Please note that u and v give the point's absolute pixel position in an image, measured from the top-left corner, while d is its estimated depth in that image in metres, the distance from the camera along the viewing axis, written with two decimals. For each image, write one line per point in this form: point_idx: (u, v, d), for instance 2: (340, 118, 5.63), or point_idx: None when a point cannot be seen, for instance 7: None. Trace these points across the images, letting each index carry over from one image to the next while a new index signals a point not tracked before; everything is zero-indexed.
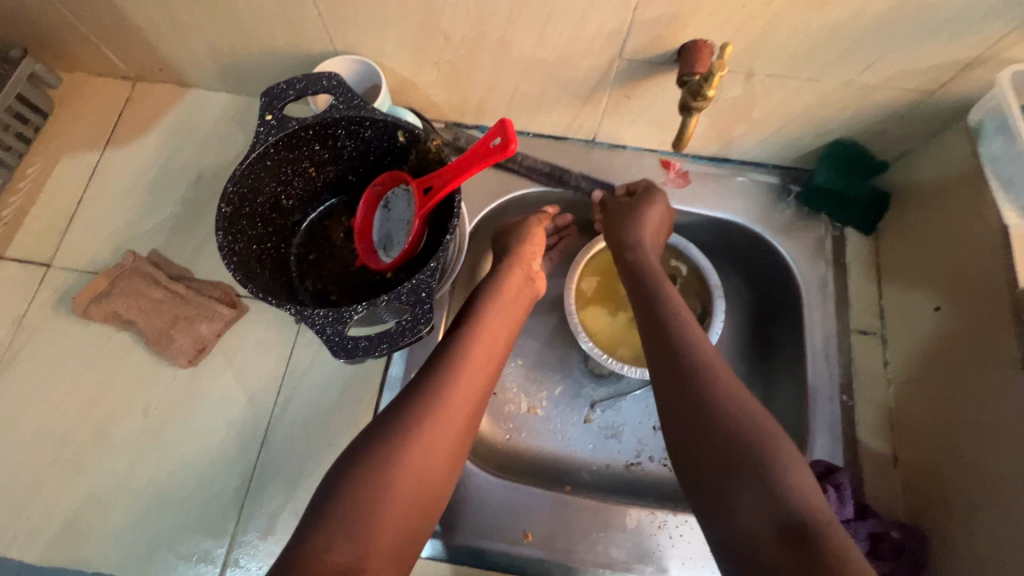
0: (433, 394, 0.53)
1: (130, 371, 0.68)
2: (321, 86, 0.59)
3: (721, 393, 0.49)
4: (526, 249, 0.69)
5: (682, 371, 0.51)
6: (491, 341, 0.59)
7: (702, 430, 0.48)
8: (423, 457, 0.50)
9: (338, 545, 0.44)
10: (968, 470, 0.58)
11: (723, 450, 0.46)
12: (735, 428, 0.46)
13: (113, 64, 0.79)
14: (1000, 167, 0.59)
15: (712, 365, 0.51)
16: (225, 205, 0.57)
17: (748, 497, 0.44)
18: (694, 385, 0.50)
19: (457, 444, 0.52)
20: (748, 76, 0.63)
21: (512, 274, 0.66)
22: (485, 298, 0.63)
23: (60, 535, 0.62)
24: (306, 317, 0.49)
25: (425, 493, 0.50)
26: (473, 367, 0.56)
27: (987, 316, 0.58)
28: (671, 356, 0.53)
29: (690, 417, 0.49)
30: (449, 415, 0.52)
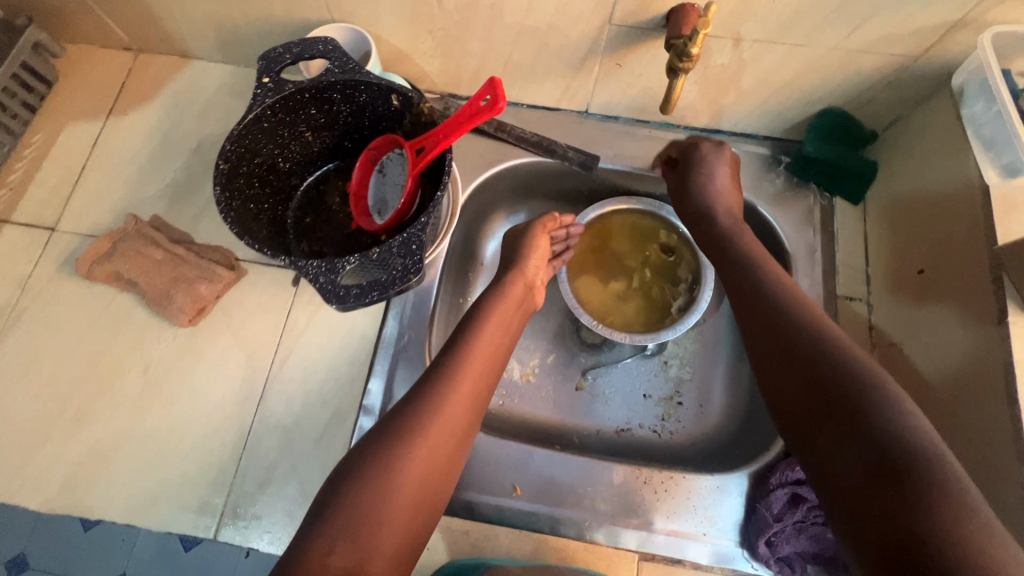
0: (430, 404, 0.55)
1: (132, 330, 0.70)
2: (317, 50, 0.61)
3: (830, 349, 0.50)
4: (529, 258, 0.71)
5: (785, 330, 0.53)
6: (489, 349, 0.62)
7: (808, 379, 0.49)
8: (425, 467, 0.52)
9: (340, 550, 0.46)
10: (949, 425, 0.59)
11: (830, 397, 0.47)
12: (846, 377, 0.47)
13: (115, 35, 0.81)
14: (980, 129, 0.61)
15: (821, 325, 0.53)
16: (223, 162, 0.58)
17: (841, 442, 0.45)
18: (800, 340, 0.52)
19: (452, 453, 0.55)
20: (736, 41, 0.64)
21: (516, 284, 0.68)
22: (483, 308, 0.65)
23: (63, 484, 0.64)
24: (299, 267, 0.51)
25: (424, 501, 0.52)
26: (468, 379, 0.58)
27: (969, 274, 0.59)
28: (772, 317, 0.55)
29: (796, 371, 0.51)
30: (446, 424, 0.55)
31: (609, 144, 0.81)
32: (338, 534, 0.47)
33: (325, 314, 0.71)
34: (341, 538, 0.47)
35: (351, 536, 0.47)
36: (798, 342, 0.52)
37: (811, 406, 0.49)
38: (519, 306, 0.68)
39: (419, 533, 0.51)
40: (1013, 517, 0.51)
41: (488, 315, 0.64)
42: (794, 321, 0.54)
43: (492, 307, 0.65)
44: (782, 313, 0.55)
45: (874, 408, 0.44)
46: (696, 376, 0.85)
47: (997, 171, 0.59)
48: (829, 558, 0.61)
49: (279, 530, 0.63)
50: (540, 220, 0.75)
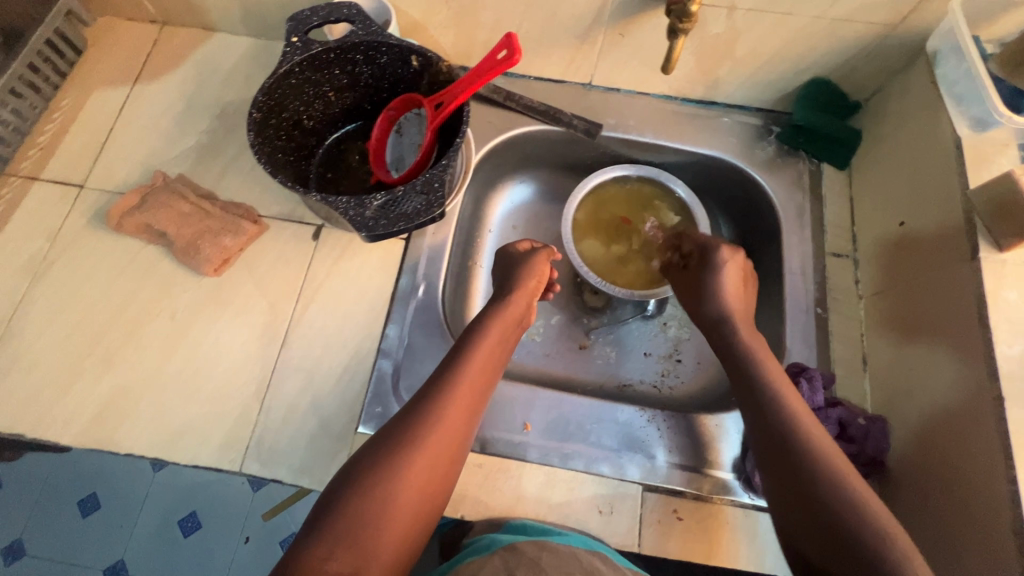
0: (431, 410, 0.59)
1: (159, 279, 0.73)
2: (342, 14, 0.66)
3: (818, 461, 0.55)
4: (529, 278, 0.74)
5: (771, 423, 0.59)
6: (487, 356, 0.65)
7: (800, 490, 0.55)
8: (423, 476, 0.55)
9: (337, 555, 0.50)
10: (926, 359, 0.64)
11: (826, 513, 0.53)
12: (834, 494, 0.53)
13: (143, 7, 0.85)
14: (953, 87, 0.66)
15: (806, 428, 0.58)
16: (256, 112, 0.62)
17: (828, 521, 0.52)
18: (783, 436, 0.58)
19: (452, 457, 0.58)
20: (730, 10, 0.69)
21: (517, 302, 0.72)
22: (485, 322, 0.69)
23: (93, 422, 0.67)
24: (331, 202, 0.56)
25: (424, 510, 0.55)
26: (463, 391, 0.61)
27: (945, 222, 0.64)
28: (761, 423, 0.60)
29: (790, 484, 0.56)
30: (444, 437, 0.58)
31: (611, 113, 0.86)
32: (332, 539, 0.50)
33: (344, 265, 0.75)
34: (338, 544, 0.50)
35: (348, 540, 0.51)
36: (785, 449, 0.57)
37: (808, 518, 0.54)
38: (516, 323, 0.72)
39: (416, 542, 0.55)
40: (981, 431, 0.55)
41: (486, 331, 0.68)
42: (782, 426, 0.59)
43: (489, 323, 0.69)
44: (771, 417, 0.60)
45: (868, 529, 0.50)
46: (694, 336, 0.89)
47: (969, 125, 0.64)
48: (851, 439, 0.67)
49: (299, 462, 0.66)
50: (547, 248, 0.78)
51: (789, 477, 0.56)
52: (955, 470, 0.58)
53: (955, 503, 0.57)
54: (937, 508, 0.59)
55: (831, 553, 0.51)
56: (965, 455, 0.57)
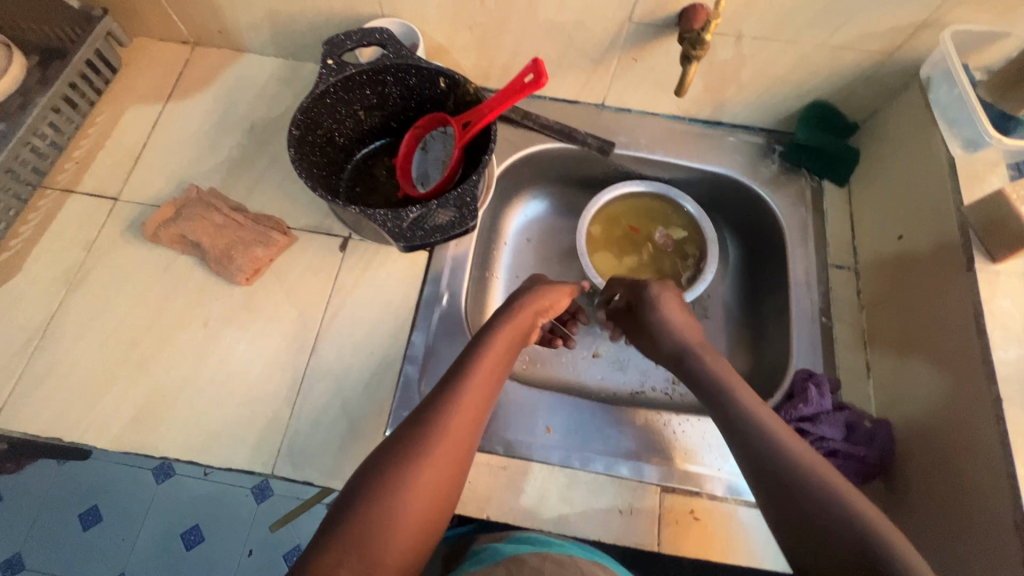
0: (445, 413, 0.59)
1: (193, 288, 0.76)
2: (375, 38, 0.70)
3: (795, 456, 0.56)
4: (543, 297, 0.76)
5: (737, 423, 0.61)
6: (492, 363, 0.66)
7: (779, 481, 0.55)
8: (434, 481, 0.55)
9: (349, 561, 0.48)
10: (926, 363, 0.68)
11: (807, 504, 0.52)
12: (814, 485, 0.53)
13: (177, 29, 0.89)
14: (944, 109, 0.71)
15: (768, 423, 0.59)
16: (295, 129, 0.66)
17: (808, 509, 0.52)
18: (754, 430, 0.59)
19: (458, 462, 0.58)
20: (737, 38, 0.74)
21: (522, 314, 0.73)
22: (492, 333, 0.69)
23: (128, 426, 0.69)
24: (370, 215, 0.59)
25: (430, 516, 0.54)
26: (471, 395, 0.62)
27: (940, 233, 0.68)
28: (730, 423, 0.61)
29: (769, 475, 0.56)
30: (453, 439, 0.58)
31: (623, 133, 0.90)
32: (346, 545, 0.49)
33: (371, 275, 0.78)
34: (348, 552, 0.49)
35: (359, 549, 0.49)
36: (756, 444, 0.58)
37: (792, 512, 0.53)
38: (521, 335, 0.72)
39: (423, 546, 0.54)
40: (982, 430, 0.59)
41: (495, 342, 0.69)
42: (750, 425, 0.60)
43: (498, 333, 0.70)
44: (738, 417, 0.61)
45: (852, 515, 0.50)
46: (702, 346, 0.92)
47: (961, 146, 0.69)
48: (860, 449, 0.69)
49: (327, 464, 0.68)
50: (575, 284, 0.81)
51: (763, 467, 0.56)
52: (958, 468, 0.61)
53: (960, 500, 0.60)
54: (941, 505, 0.62)
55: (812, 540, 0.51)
56: (966, 453, 0.60)
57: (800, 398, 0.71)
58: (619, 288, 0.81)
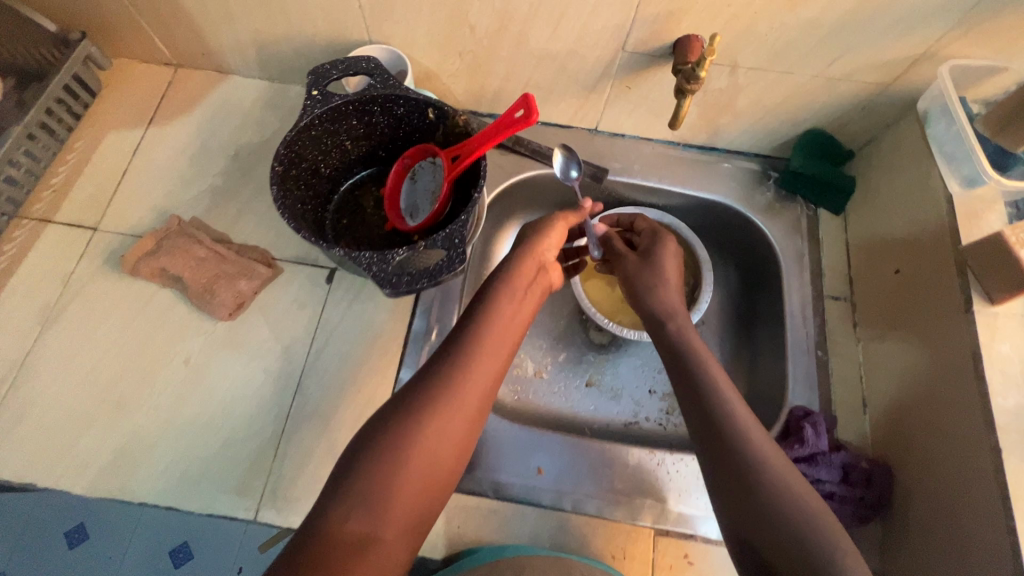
0: (466, 357, 0.57)
1: (174, 323, 0.74)
2: (361, 68, 0.68)
3: (765, 462, 0.53)
4: (547, 241, 0.70)
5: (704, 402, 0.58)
6: (511, 315, 0.61)
7: (736, 470, 0.53)
8: (448, 427, 0.53)
9: (357, 517, 0.47)
10: (925, 403, 0.66)
11: (769, 514, 0.51)
12: (772, 484, 0.52)
13: (159, 51, 0.87)
14: (943, 145, 0.69)
15: (739, 416, 0.56)
16: (277, 165, 0.64)
17: (760, 504, 0.51)
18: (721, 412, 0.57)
19: (472, 421, 0.55)
20: (732, 68, 0.73)
21: (528, 262, 0.67)
22: (502, 283, 0.64)
23: (105, 471, 0.66)
24: (353, 258, 0.58)
25: (436, 478, 0.52)
26: (490, 347, 0.58)
27: (938, 269, 0.67)
28: (695, 405, 0.58)
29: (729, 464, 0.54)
30: (469, 393, 0.55)
31: (617, 158, 0.88)
32: (357, 501, 0.48)
33: (358, 309, 0.76)
34: (357, 509, 0.47)
35: (368, 505, 0.48)
36: (720, 426, 0.56)
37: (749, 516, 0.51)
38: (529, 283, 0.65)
39: (428, 510, 0.51)
40: (981, 480, 0.58)
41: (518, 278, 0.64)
42: (724, 417, 0.56)
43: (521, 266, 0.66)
44: (711, 400, 0.58)
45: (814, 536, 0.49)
46: None
47: (960, 182, 0.67)
48: (858, 497, 0.67)
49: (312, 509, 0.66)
50: (564, 214, 0.73)
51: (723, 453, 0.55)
52: (957, 517, 0.60)
53: (959, 550, 0.59)
54: (939, 555, 0.61)
55: (757, 534, 0.51)
56: (966, 503, 0.59)
57: (795, 438, 0.70)
58: (643, 224, 0.81)
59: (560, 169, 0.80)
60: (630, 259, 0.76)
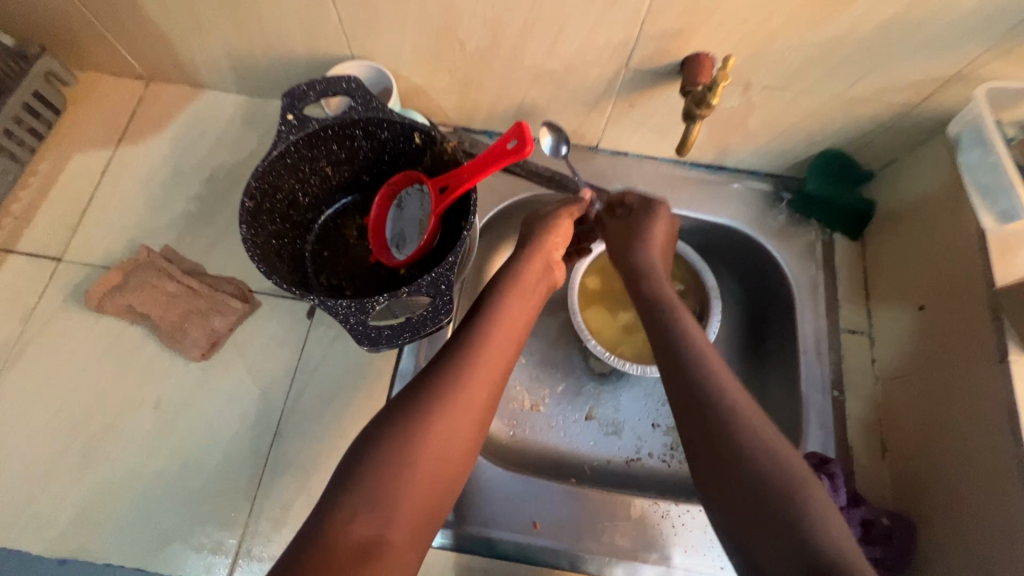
0: (472, 349, 0.54)
1: (143, 364, 0.69)
2: (340, 88, 0.61)
3: (748, 434, 0.49)
4: (553, 237, 0.66)
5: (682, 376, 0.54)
6: (519, 309, 0.59)
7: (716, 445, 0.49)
8: (458, 417, 0.50)
9: (362, 520, 0.44)
10: (952, 456, 0.62)
11: (748, 485, 0.47)
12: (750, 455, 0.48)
13: (127, 64, 0.81)
14: (977, 175, 0.63)
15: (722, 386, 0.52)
16: (248, 200, 0.59)
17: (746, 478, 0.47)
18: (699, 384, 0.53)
19: (480, 418, 0.52)
20: (746, 87, 0.67)
21: (534, 260, 0.64)
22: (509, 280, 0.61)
23: (69, 528, 0.62)
24: (329, 307, 0.53)
25: (446, 473, 0.49)
26: (498, 340, 0.56)
27: (969, 310, 0.62)
28: (680, 380, 0.54)
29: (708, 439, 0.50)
30: (478, 386, 0.52)
31: (619, 179, 0.83)
32: (363, 502, 0.45)
33: (340, 348, 0.71)
34: (362, 510, 0.45)
35: (374, 505, 0.45)
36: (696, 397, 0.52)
37: (725, 489, 0.48)
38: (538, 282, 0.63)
39: (437, 510, 0.49)
40: (1016, 550, 0.53)
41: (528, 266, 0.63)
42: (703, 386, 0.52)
43: (531, 254, 0.64)
44: (693, 372, 0.54)
45: (794, 507, 0.44)
46: None
47: (994, 217, 0.61)
48: (878, 558, 0.63)
49: None
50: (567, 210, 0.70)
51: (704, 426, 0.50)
52: None
53: None
54: None
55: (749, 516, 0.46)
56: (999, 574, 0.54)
57: None
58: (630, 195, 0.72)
59: (551, 150, 0.73)
60: (621, 229, 0.70)
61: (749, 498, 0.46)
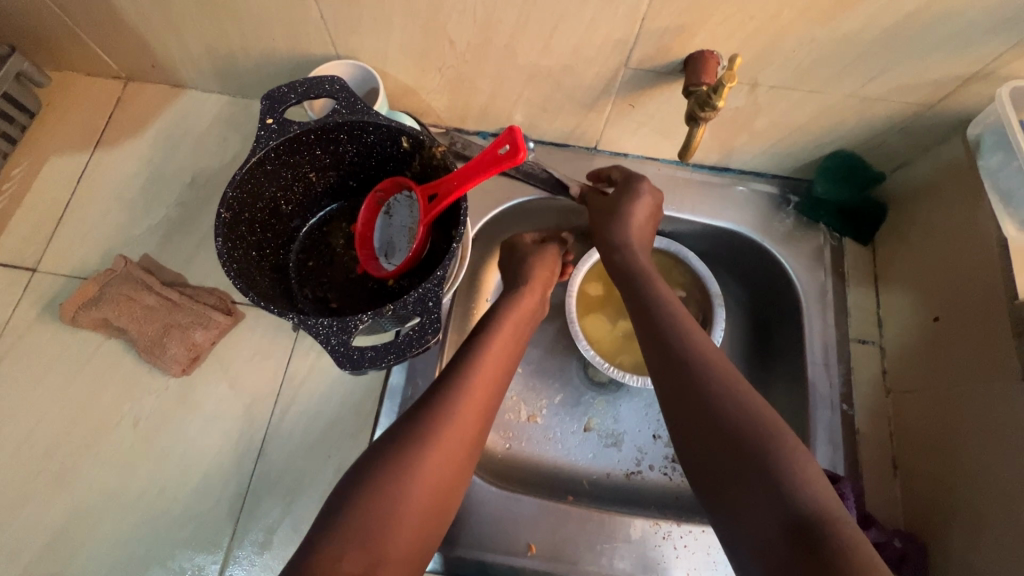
0: (469, 372, 0.54)
1: (120, 380, 0.66)
2: (323, 90, 0.58)
3: (731, 399, 0.47)
4: (541, 269, 0.68)
5: (668, 351, 0.52)
6: (510, 331, 0.60)
7: (699, 414, 0.48)
8: (454, 443, 0.50)
9: (352, 553, 0.42)
10: (969, 477, 0.59)
11: (722, 438, 0.46)
12: (733, 418, 0.46)
13: (102, 63, 0.77)
14: (1000, 181, 0.60)
15: (706, 358, 0.51)
16: (225, 210, 0.56)
17: (726, 446, 0.45)
18: (681, 357, 0.51)
19: (474, 443, 0.51)
20: (752, 87, 0.63)
21: (530, 295, 0.66)
22: (504, 314, 0.62)
23: (46, 551, 0.60)
24: (310, 326, 0.49)
25: (439, 497, 0.48)
26: (491, 363, 0.56)
27: (987, 322, 0.59)
28: (663, 350, 0.53)
29: (691, 409, 0.48)
30: (472, 407, 0.52)
31: None
32: (353, 536, 0.43)
33: (327, 362, 0.68)
34: (352, 544, 0.43)
35: (364, 538, 0.43)
36: (681, 371, 0.50)
37: (701, 443, 0.47)
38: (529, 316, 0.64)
39: (431, 535, 0.48)
40: None
41: (519, 298, 0.64)
42: (686, 358, 0.51)
43: (526, 287, 0.66)
44: (677, 345, 0.52)
45: (763, 453, 0.44)
46: None
47: (1017, 226, 0.58)
48: None
49: None
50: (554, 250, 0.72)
51: (685, 397, 0.49)
52: None
53: None
54: None
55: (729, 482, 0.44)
56: None
57: None
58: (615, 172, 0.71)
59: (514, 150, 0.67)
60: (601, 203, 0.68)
61: (722, 452, 0.45)
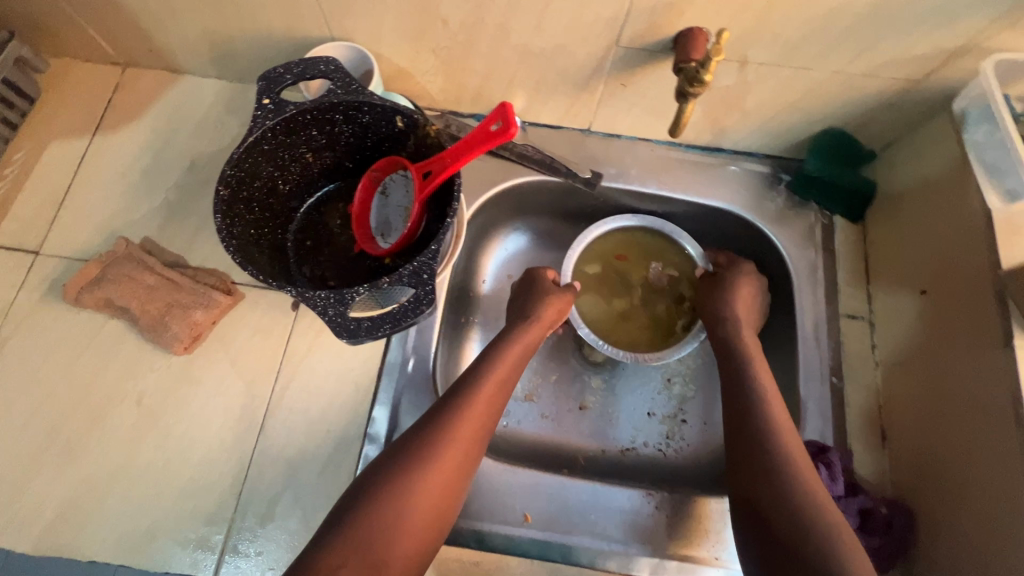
0: (468, 393, 0.59)
1: (124, 358, 0.67)
2: (318, 70, 0.58)
3: (803, 486, 0.54)
4: (548, 305, 0.71)
5: (750, 437, 0.59)
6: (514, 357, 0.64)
7: (771, 495, 0.55)
8: (452, 470, 0.55)
9: (351, 563, 0.48)
10: (954, 445, 0.60)
11: (791, 517, 0.52)
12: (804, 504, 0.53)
13: (101, 49, 0.78)
14: (984, 154, 0.62)
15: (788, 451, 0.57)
16: (223, 188, 0.57)
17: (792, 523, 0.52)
18: (759, 440, 0.58)
19: (469, 458, 0.56)
20: (742, 64, 0.64)
21: (534, 328, 0.68)
22: (510, 339, 0.66)
23: (55, 523, 0.62)
24: (308, 299, 0.51)
25: (437, 516, 0.53)
26: (491, 384, 0.60)
27: (972, 295, 0.60)
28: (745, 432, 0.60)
29: (763, 485, 0.56)
30: (469, 426, 0.57)
31: (611, 161, 0.80)
32: (352, 544, 0.48)
33: (327, 340, 0.69)
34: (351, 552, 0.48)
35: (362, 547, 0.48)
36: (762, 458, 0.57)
37: (769, 514, 0.54)
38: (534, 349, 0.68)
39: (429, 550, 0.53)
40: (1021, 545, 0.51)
41: (526, 330, 0.68)
42: (769, 446, 0.58)
43: (530, 322, 0.69)
44: (756, 432, 0.59)
45: (823, 535, 0.50)
46: (700, 394, 0.83)
47: (999, 195, 0.59)
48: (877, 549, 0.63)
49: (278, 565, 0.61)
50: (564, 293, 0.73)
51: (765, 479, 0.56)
52: None
53: None
54: None
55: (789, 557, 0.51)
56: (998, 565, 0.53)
57: None
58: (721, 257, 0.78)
59: None
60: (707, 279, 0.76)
61: (789, 533, 0.52)
